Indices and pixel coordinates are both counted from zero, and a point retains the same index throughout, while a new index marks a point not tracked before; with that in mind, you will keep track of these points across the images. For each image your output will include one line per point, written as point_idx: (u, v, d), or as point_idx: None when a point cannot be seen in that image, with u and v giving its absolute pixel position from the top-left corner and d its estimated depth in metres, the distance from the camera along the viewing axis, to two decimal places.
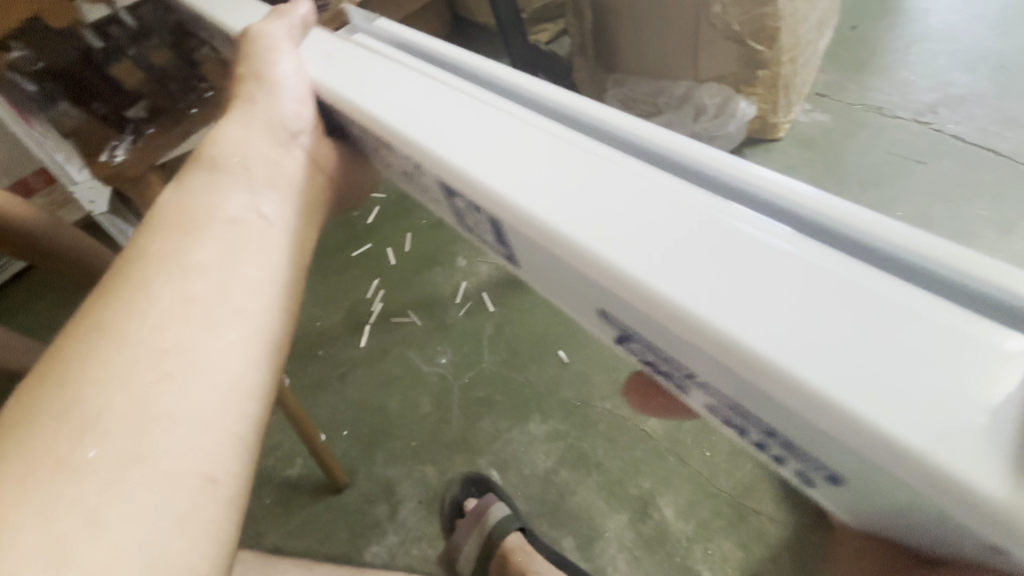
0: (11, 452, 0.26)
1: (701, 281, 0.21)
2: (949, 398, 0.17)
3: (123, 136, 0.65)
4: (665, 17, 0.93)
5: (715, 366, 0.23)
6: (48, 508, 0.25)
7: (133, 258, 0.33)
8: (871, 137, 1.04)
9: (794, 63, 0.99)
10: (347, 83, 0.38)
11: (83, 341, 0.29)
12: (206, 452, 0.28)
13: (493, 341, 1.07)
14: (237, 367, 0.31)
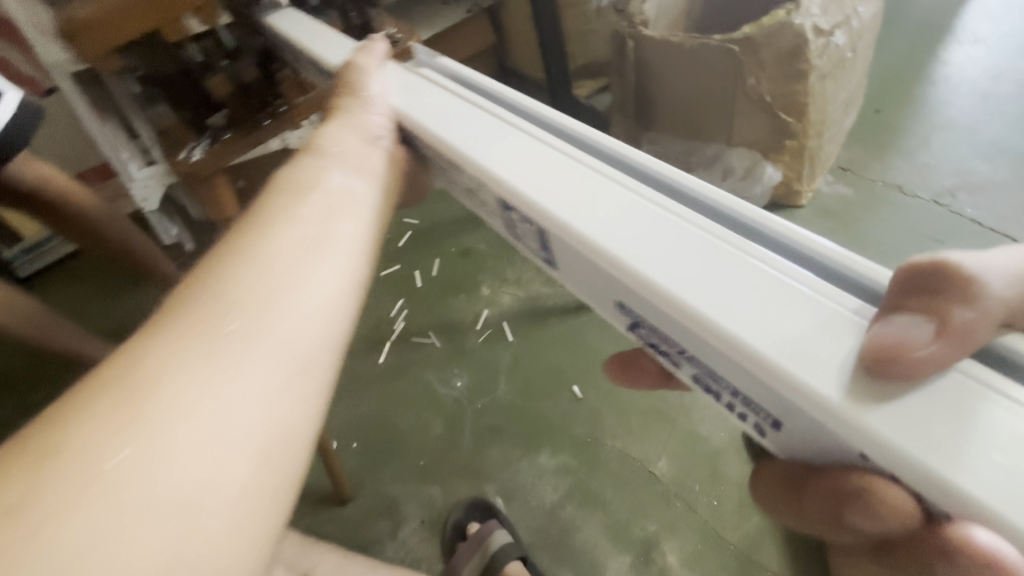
0: (139, 368, 0.28)
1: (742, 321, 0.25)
2: (939, 434, 0.21)
3: (201, 139, 0.68)
4: (702, 84, 0.99)
5: (750, 384, 0.26)
6: (166, 415, 0.26)
7: (254, 222, 0.36)
8: (891, 213, 1.09)
9: (820, 137, 1.05)
10: (421, 114, 0.43)
11: (208, 283, 0.32)
12: (307, 380, 0.30)
13: (510, 370, 1.10)
14: (335, 308, 0.33)
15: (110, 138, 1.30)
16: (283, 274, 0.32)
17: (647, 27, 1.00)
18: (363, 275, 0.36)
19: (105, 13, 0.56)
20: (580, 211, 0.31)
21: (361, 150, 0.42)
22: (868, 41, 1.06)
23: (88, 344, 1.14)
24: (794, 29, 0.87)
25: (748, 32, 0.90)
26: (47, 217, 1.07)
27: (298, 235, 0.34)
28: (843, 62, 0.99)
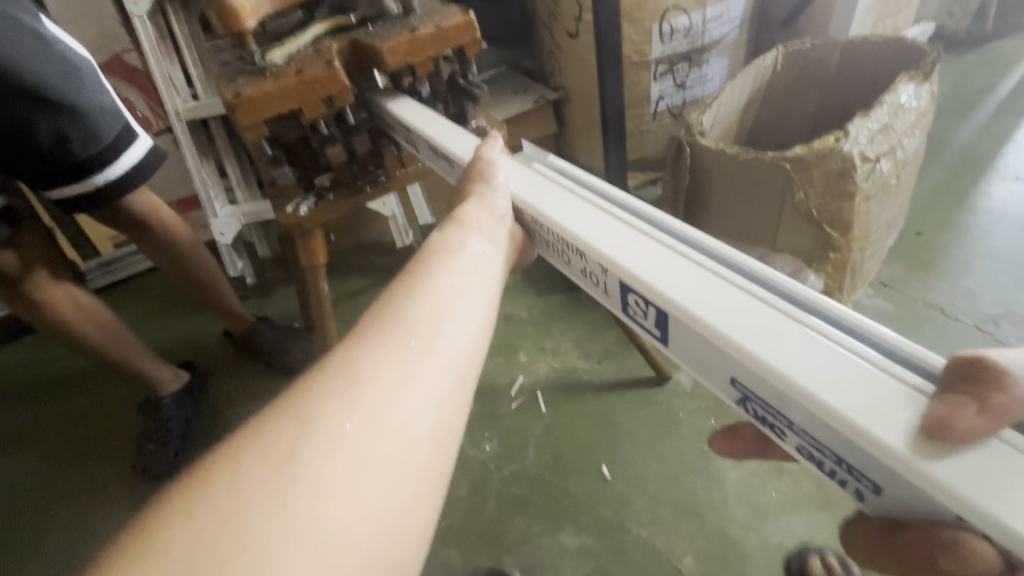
0: (343, 376, 0.38)
1: (836, 388, 0.33)
2: (996, 473, 0.29)
3: (308, 195, 0.76)
4: (752, 192, 1.07)
5: (832, 435, 0.34)
6: (368, 413, 0.36)
7: (415, 270, 0.47)
8: (931, 333, 1.11)
9: (862, 252, 1.10)
10: (541, 204, 0.53)
11: (387, 317, 0.43)
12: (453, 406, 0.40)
13: (540, 441, 1.11)
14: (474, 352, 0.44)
15: (204, 176, 1.46)
16: (441, 308, 0.44)
17: (703, 136, 1.10)
18: (489, 322, 0.46)
19: (264, 94, 0.63)
20: (684, 293, 0.41)
21: (494, 226, 0.53)
22: (911, 169, 1.13)
23: (144, 361, 1.22)
24: (842, 155, 0.96)
25: (799, 153, 0.98)
26: (144, 242, 1.17)
27: (451, 284, 0.46)
28: (888, 186, 1.06)
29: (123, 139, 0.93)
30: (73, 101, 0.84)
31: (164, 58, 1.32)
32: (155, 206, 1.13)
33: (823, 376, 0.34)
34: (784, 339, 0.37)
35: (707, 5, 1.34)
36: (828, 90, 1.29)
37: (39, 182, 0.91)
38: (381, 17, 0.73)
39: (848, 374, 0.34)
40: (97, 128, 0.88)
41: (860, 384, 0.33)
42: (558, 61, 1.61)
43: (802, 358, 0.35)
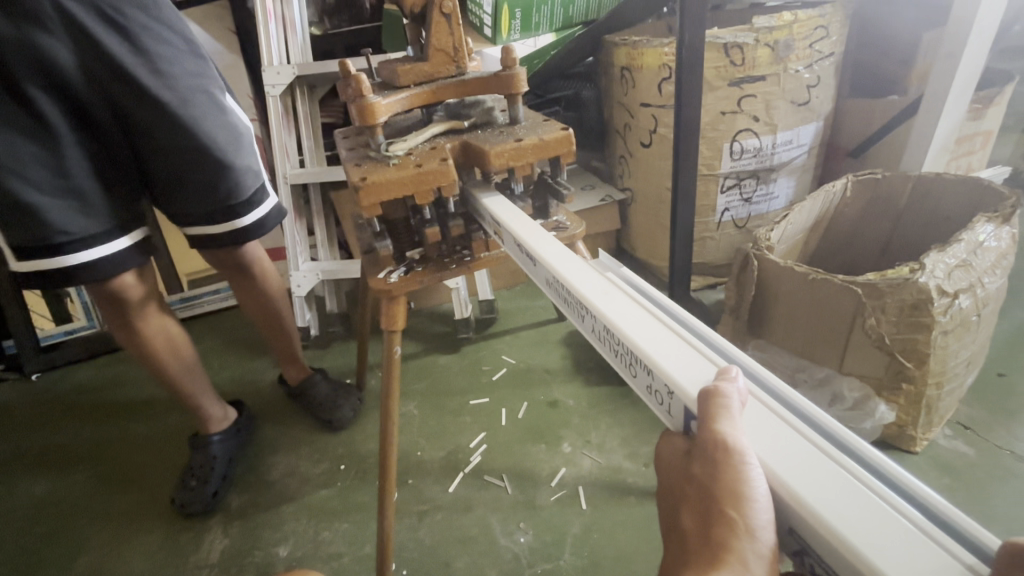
0: None
1: (887, 554, 0.31)
2: None
3: (399, 266, 0.84)
4: (818, 312, 1.07)
5: None
6: None
7: None
8: (1022, 489, 1.00)
9: (939, 388, 1.05)
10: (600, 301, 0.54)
11: None
12: None
13: (577, 541, 1.06)
14: None
15: (295, 234, 1.61)
16: None
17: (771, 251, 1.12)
18: None
19: (385, 180, 0.71)
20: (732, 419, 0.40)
21: None
22: (993, 308, 1.09)
23: (204, 398, 1.28)
24: (917, 286, 0.95)
25: (871, 279, 0.99)
26: (241, 286, 1.27)
27: None
28: (967, 323, 1.03)
29: (260, 197, 1.06)
30: (231, 160, 1.00)
31: (284, 131, 1.52)
32: (261, 252, 1.25)
33: (871, 533, 0.32)
34: (833, 486, 0.35)
35: (778, 131, 1.42)
36: (901, 220, 1.30)
37: (184, 220, 1.05)
38: (488, 124, 0.85)
39: (900, 537, 0.32)
40: (241, 185, 1.02)
41: (912, 555, 0.31)
42: (627, 165, 1.71)
43: (851, 512, 0.34)
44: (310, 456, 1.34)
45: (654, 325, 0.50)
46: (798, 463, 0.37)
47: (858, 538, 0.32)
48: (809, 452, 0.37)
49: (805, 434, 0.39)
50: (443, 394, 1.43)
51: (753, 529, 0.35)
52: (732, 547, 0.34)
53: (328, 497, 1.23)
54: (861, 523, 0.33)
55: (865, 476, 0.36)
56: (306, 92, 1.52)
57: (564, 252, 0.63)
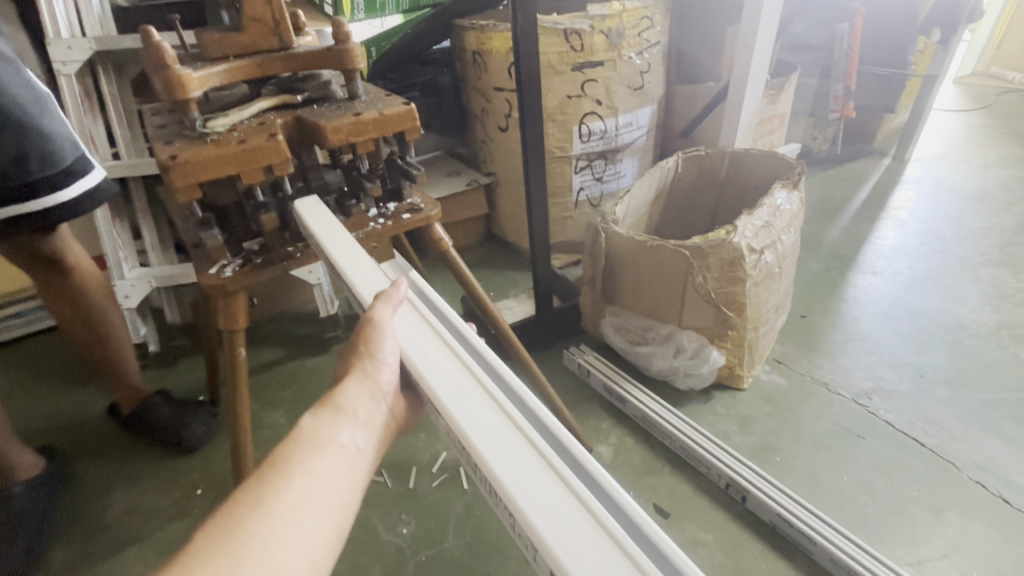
0: (299, 463, 0.45)
1: (491, 436, 0.46)
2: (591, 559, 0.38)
3: (234, 258, 0.76)
4: (659, 275, 1.19)
5: (504, 459, 0.45)
6: (296, 516, 0.42)
7: (335, 394, 0.52)
8: (819, 407, 1.22)
9: (757, 331, 1.23)
10: (355, 277, 0.65)
11: (331, 414, 0.50)
12: (328, 509, 0.44)
13: (461, 521, 1.05)
14: (326, 501, 0.44)
15: (115, 238, 1.39)
16: (309, 473, 0.44)
17: (616, 225, 1.23)
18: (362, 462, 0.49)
19: (201, 159, 0.64)
20: (424, 363, 0.55)
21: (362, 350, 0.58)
22: (791, 260, 1.30)
23: (6, 444, 1.08)
24: (732, 245, 1.11)
25: (696, 242, 1.12)
26: (44, 289, 1.10)
27: (326, 458, 0.46)
28: (772, 274, 1.22)
29: (80, 167, 0.96)
30: (44, 124, 0.89)
31: (86, 118, 1.29)
32: (69, 249, 1.08)
33: (514, 471, 0.43)
34: (511, 464, 0.44)
35: (619, 113, 1.54)
36: (723, 191, 1.49)
37: None
38: (326, 98, 0.80)
39: (580, 527, 0.40)
40: (57, 155, 0.91)
41: (505, 447, 0.45)
42: (488, 150, 1.74)
43: (529, 485, 0.42)
44: (157, 488, 1.17)
45: (516, 461, 0.44)
46: (471, 414, 0.49)
47: (478, 445, 0.46)
48: (503, 430, 0.47)
49: (517, 429, 0.47)
50: (313, 397, 1.34)
51: (357, 417, 0.51)
52: (349, 433, 0.49)
53: (182, 529, 1.09)
54: (482, 424, 0.48)
55: (501, 413, 0.48)
56: (112, 71, 1.31)
57: (347, 241, 0.70)
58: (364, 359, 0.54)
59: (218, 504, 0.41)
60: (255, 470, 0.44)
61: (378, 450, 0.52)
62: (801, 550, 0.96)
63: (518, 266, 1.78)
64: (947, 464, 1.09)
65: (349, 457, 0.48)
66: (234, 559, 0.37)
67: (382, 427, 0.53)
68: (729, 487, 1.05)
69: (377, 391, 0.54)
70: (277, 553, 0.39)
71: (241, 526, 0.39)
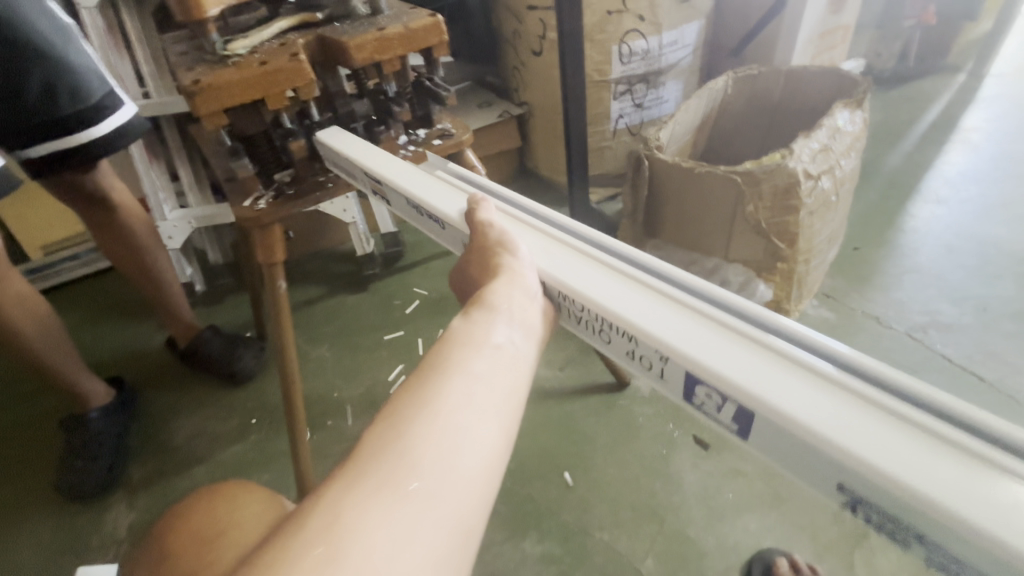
0: (454, 360, 0.42)
1: (609, 287, 0.50)
2: (757, 369, 0.41)
3: (266, 190, 0.74)
4: (705, 205, 1.13)
5: (631, 302, 0.48)
6: (462, 417, 0.38)
7: (482, 298, 0.48)
8: (870, 341, 1.17)
9: (807, 263, 1.17)
10: (404, 183, 0.65)
11: (481, 310, 0.46)
12: (496, 412, 0.40)
13: (502, 449, 1.08)
14: (502, 398, 0.41)
15: (153, 178, 1.41)
16: (468, 375, 0.41)
17: (660, 151, 1.17)
18: (528, 369, 0.45)
19: (225, 84, 0.62)
20: (512, 226, 0.58)
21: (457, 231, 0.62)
22: (849, 187, 1.21)
23: (80, 374, 1.15)
24: (788, 170, 1.03)
25: (748, 167, 1.05)
26: (94, 228, 1.13)
27: (485, 364, 0.42)
28: (828, 203, 1.14)
29: (108, 103, 0.93)
30: (70, 57, 0.88)
31: (113, 54, 1.27)
32: (112, 189, 1.09)
33: (653, 317, 0.46)
34: (645, 310, 0.47)
35: (663, 30, 1.42)
36: (775, 114, 1.38)
37: (22, 139, 0.90)
38: (347, 14, 0.75)
39: (757, 362, 0.42)
40: (84, 92, 0.90)
41: (626, 293, 0.49)
42: (521, 77, 1.65)
43: (691, 339, 0.44)
44: (216, 416, 1.24)
45: (643, 301, 0.48)
46: (593, 282, 0.51)
47: (601, 294, 0.49)
48: (639, 294, 0.49)
49: (638, 280, 0.50)
50: (355, 333, 1.37)
51: (508, 309, 0.47)
52: (493, 320, 0.46)
53: (242, 453, 1.17)
54: (589, 276, 0.52)
55: (609, 264, 0.53)
56: (134, 3, 1.27)
57: (381, 156, 0.69)
58: (500, 256, 0.53)
59: (382, 407, 0.39)
60: (412, 375, 0.41)
61: (538, 343, 0.48)
62: None
63: (553, 201, 1.72)
64: (1007, 398, 1.04)
65: (507, 357, 0.43)
66: (412, 460, 0.35)
67: (538, 323, 0.49)
68: None
69: (526, 290, 0.50)
70: (447, 457, 0.36)
71: (411, 426, 0.37)
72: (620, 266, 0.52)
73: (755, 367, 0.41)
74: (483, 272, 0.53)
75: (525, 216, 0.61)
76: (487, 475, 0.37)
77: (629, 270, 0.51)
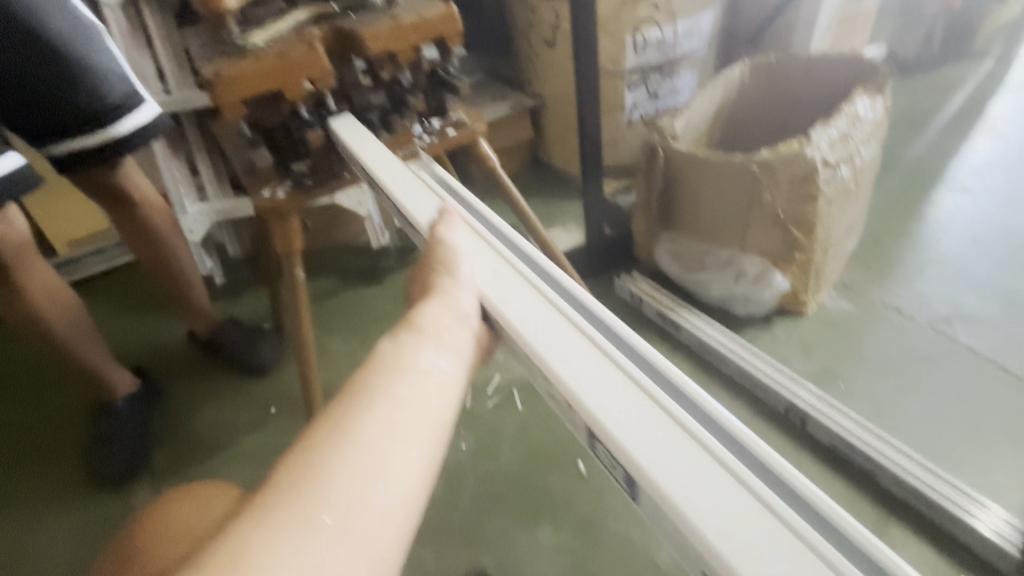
0: (377, 386, 0.40)
1: (534, 322, 0.51)
2: (622, 418, 0.41)
3: (284, 180, 0.75)
4: (721, 195, 1.12)
5: (559, 340, 0.49)
6: (383, 448, 0.37)
7: (412, 321, 0.47)
8: (890, 333, 1.16)
9: (825, 254, 1.15)
10: (394, 183, 0.68)
11: (408, 334, 0.45)
12: (421, 439, 0.39)
13: (517, 440, 1.09)
14: (429, 428, 0.40)
15: (174, 173, 1.44)
16: (391, 401, 0.39)
17: (675, 141, 1.16)
18: (456, 395, 0.43)
19: (244, 74, 0.63)
20: (469, 247, 0.60)
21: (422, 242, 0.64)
22: (869, 176, 1.19)
23: (105, 363, 1.18)
24: (805, 159, 1.01)
25: (765, 156, 1.04)
26: (119, 222, 1.16)
27: (409, 390, 0.41)
28: (846, 192, 1.12)
29: (130, 101, 0.96)
30: (92, 56, 0.90)
31: (135, 51, 1.29)
32: (134, 183, 1.12)
33: (568, 358, 0.47)
34: (562, 348, 0.48)
35: (678, 19, 1.40)
36: (792, 103, 1.36)
37: (48, 135, 0.93)
38: (361, 7, 0.76)
39: (638, 413, 0.41)
40: (105, 89, 0.92)
41: (549, 331, 0.50)
42: (534, 69, 1.64)
43: (593, 377, 0.45)
44: (236, 405, 1.27)
45: (564, 339, 0.49)
46: (533, 317, 0.52)
47: (524, 326, 0.51)
48: (562, 330, 0.50)
49: (570, 317, 0.51)
50: (371, 325, 1.39)
51: (439, 331, 0.47)
52: (425, 344, 0.45)
53: (261, 441, 1.19)
54: (524, 309, 0.53)
55: (546, 297, 0.53)
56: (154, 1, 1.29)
57: (380, 151, 0.71)
58: (441, 277, 0.53)
59: (295, 440, 0.37)
60: (334, 400, 0.40)
61: (468, 369, 0.47)
62: (863, 474, 0.94)
63: (567, 194, 1.72)
64: None
65: (433, 383, 0.42)
66: (320, 498, 0.34)
67: (469, 350, 0.48)
68: (788, 412, 1.03)
69: (461, 312, 0.50)
70: (361, 491, 0.35)
71: (322, 460, 0.35)
72: (558, 304, 0.52)
73: (620, 420, 0.41)
74: (419, 293, 0.53)
75: (484, 236, 0.62)
76: (407, 510, 0.36)
77: (570, 305, 0.52)
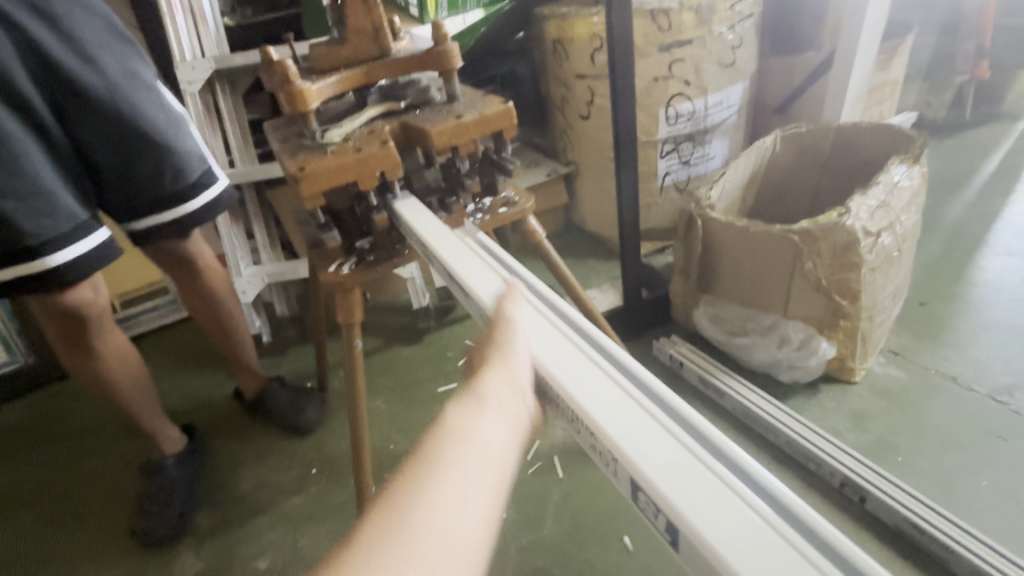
0: (440, 463, 0.40)
1: (573, 372, 0.48)
2: (674, 479, 0.38)
3: (349, 258, 0.81)
4: (760, 262, 1.14)
5: (600, 393, 0.46)
6: (442, 534, 0.36)
7: (474, 386, 0.47)
8: (946, 402, 1.12)
9: (871, 321, 1.14)
10: (440, 244, 0.70)
11: (470, 402, 0.45)
12: (483, 522, 0.38)
13: (559, 510, 1.07)
14: (491, 509, 0.39)
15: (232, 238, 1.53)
16: (458, 479, 0.39)
17: (712, 210, 1.19)
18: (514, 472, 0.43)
19: (325, 168, 0.69)
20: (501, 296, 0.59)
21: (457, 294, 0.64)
22: (911, 242, 1.18)
23: (159, 422, 1.23)
24: (846, 229, 1.02)
25: (805, 226, 1.05)
26: (185, 288, 1.24)
27: (473, 467, 0.40)
28: (890, 259, 1.12)
29: (204, 179, 1.05)
30: (177, 141, 1.00)
31: (207, 131, 1.42)
32: (202, 253, 1.21)
33: (612, 413, 0.44)
34: (604, 401, 0.45)
35: (709, 92, 1.47)
36: (825, 171, 1.39)
37: (131, 213, 1.02)
38: (426, 103, 0.83)
39: (712, 491, 0.37)
40: (185, 168, 1.02)
41: (589, 384, 0.47)
42: (568, 139, 1.73)
43: (640, 434, 0.42)
44: (279, 466, 1.29)
45: (603, 390, 0.46)
46: (569, 367, 0.49)
47: (561, 375, 0.48)
48: (606, 384, 0.47)
49: (608, 369, 0.48)
50: (411, 386, 1.41)
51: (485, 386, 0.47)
52: (478, 408, 0.45)
53: (303, 503, 1.20)
54: (559, 357, 0.50)
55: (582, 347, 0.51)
56: (227, 87, 1.43)
57: (431, 219, 0.75)
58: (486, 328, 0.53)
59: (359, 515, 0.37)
60: (397, 472, 0.40)
61: (522, 436, 0.46)
62: (934, 559, 0.89)
63: (601, 255, 1.76)
64: None
65: (493, 457, 0.42)
66: None
67: (525, 421, 0.47)
68: (845, 487, 0.99)
69: (512, 374, 0.49)
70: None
71: (383, 548, 0.35)
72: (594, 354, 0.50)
73: (673, 482, 0.38)
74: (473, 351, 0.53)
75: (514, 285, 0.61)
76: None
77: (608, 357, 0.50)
